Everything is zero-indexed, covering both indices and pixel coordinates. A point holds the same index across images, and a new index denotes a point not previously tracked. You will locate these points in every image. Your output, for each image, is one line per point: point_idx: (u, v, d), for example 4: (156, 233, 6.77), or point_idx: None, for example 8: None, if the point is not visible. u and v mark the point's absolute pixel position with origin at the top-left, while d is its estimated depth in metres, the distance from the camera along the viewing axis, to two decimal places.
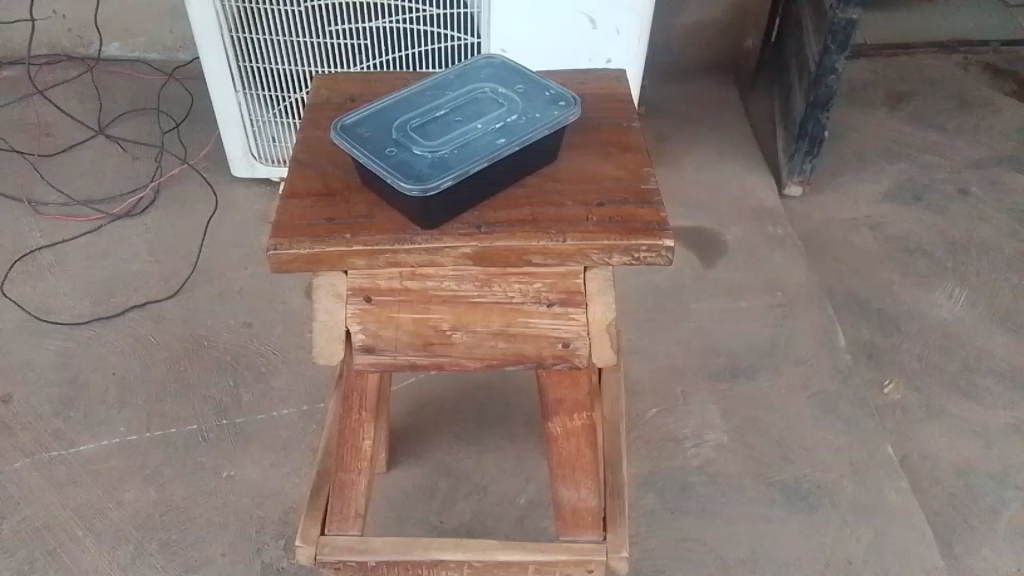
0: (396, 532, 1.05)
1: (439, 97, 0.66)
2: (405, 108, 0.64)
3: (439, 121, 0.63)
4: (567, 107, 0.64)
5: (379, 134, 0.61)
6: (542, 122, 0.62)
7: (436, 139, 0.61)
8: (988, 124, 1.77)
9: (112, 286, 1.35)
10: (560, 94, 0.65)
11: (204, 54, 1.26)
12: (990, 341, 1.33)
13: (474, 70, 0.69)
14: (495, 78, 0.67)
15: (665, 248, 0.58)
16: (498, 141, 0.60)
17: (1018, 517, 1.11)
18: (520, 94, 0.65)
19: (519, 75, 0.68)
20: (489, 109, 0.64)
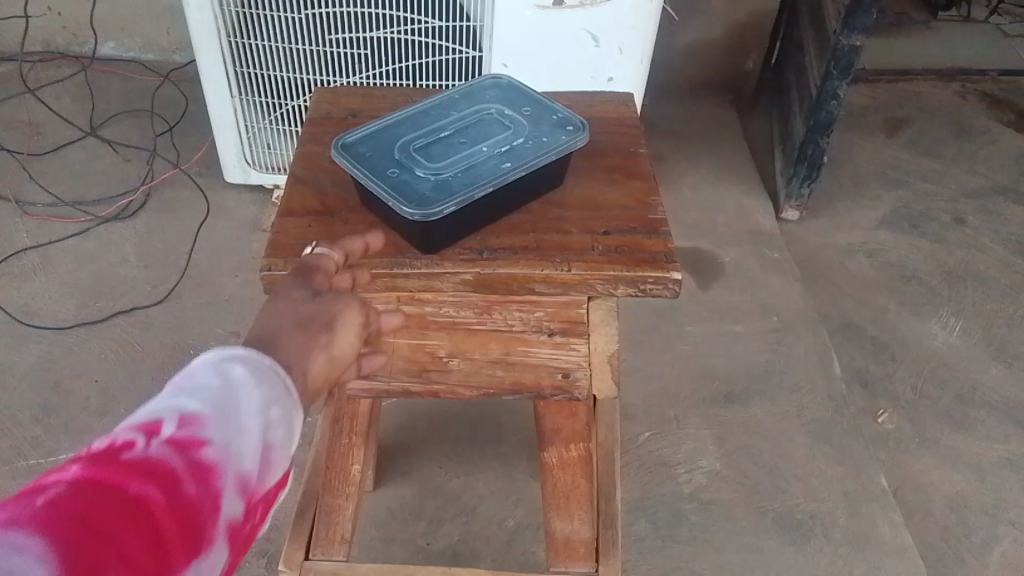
0: (382, 553, 1.03)
1: (444, 116, 0.64)
2: (408, 126, 0.63)
3: (442, 142, 0.61)
4: (575, 132, 0.62)
5: (380, 153, 0.60)
6: (549, 147, 0.60)
7: (439, 161, 0.59)
8: (986, 153, 1.78)
9: (98, 290, 1.32)
10: (567, 119, 0.64)
11: (201, 59, 1.24)
12: (985, 372, 1.33)
13: (480, 90, 0.67)
14: (500, 100, 0.66)
15: (673, 280, 0.57)
16: (503, 165, 0.58)
17: (1011, 554, 1.09)
18: (526, 117, 0.64)
19: (525, 97, 0.66)
20: (495, 132, 0.62)
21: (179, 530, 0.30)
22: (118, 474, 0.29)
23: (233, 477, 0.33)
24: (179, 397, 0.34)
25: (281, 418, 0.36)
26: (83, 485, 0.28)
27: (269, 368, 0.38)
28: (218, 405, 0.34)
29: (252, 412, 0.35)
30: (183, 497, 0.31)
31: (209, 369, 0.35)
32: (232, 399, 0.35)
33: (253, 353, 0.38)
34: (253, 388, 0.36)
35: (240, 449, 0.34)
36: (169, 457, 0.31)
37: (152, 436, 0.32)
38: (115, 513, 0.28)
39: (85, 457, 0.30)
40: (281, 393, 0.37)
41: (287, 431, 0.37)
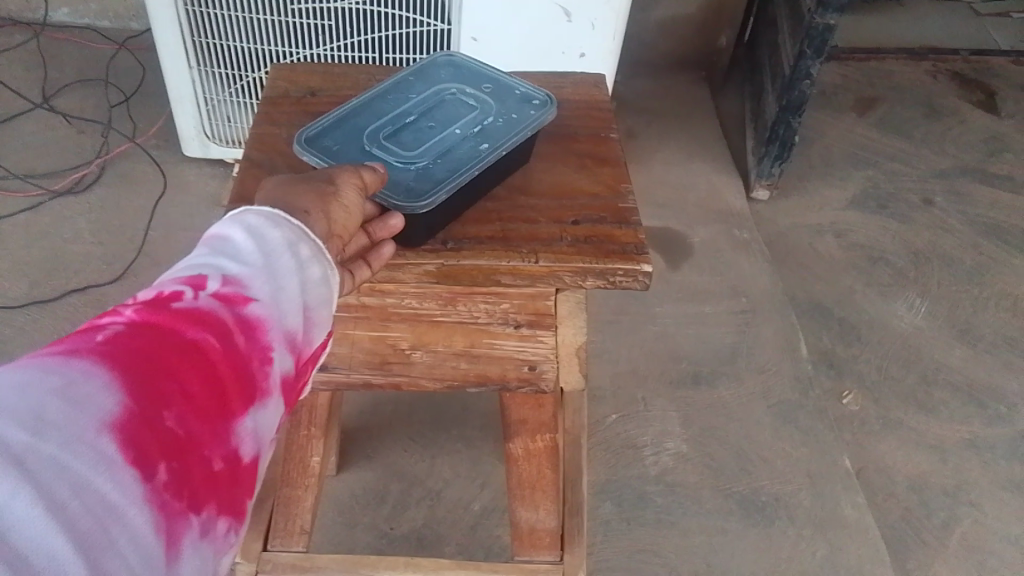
0: (344, 539, 1.01)
1: (404, 100, 0.62)
2: (370, 115, 0.60)
3: (410, 128, 0.59)
4: (542, 106, 0.61)
5: (349, 146, 0.57)
6: (523, 124, 0.59)
7: (414, 150, 0.57)
8: (954, 134, 1.78)
9: (51, 267, 1.28)
10: (530, 91, 0.62)
11: (157, 27, 1.19)
12: (949, 353, 1.34)
13: (434, 69, 0.65)
14: (457, 78, 0.64)
15: (643, 273, 0.55)
16: (481, 146, 0.57)
17: (970, 534, 1.11)
18: (489, 94, 0.62)
19: (481, 72, 0.64)
20: (461, 113, 0.60)
21: (231, 373, 0.35)
22: (173, 320, 0.34)
23: (276, 330, 0.38)
24: (219, 258, 0.39)
25: (309, 280, 0.42)
26: (144, 329, 0.33)
27: (297, 228, 0.43)
28: (255, 268, 0.39)
29: (285, 274, 0.40)
30: (234, 346, 0.36)
31: (242, 236, 0.40)
32: (267, 263, 0.40)
33: (283, 216, 0.43)
34: (286, 254, 0.41)
35: (279, 303, 0.39)
36: (218, 310, 0.36)
37: (200, 290, 0.36)
38: (176, 352, 0.33)
39: (144, 305, 0.35)
40: (309, 255, 0.42)
41: (313, 288, 0.42)
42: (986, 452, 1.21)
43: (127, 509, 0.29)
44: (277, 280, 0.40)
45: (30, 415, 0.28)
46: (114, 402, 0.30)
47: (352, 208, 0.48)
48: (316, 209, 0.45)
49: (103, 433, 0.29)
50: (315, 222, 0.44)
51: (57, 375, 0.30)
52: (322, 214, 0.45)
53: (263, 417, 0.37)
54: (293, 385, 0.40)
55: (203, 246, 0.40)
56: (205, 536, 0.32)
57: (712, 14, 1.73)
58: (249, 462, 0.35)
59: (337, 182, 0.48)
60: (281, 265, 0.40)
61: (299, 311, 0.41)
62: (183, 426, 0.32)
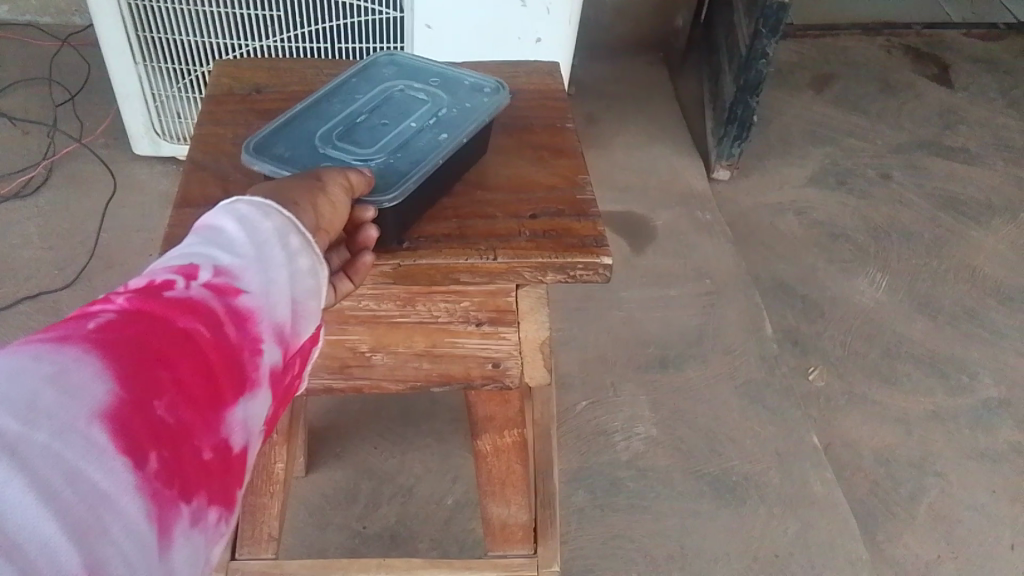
0: (316, 540, 1.00)
1: (349, 101, 0.60)
2: (317, 118, 0.58)
3: (363, 127, 0.57)
4: (494, 93, 0.60)
5: (301, 150, 0.55)
6: (479, 111, 0.58)
7: (371, 146, 0.55)
8: (910, 108, 1.80)
9: (0, 274, 1.24)
10: (479, 79, 0.62)
11: (98, 22, 1.15)
12: (911, 326, 1.35)
13: (374, 68, 0.63)
14: (400, 75, 0.62)
15: (603, 266, 0.54)
16: (441, 136, 0.56)
17: (937, 504, 1.13)
18: (437, 86, 0.61)
19: (423, 66, 0.63)
20: (412, 106, 0.59)
21: (223, 363, 0.34)
22: (165, 308, 0.33)
23: (267, 321, 0.37)
24: (211, 246, 0.37)
25: (300, 270, 0.41)
26: (136, 316, 0.32)
27: (288, 218, 0.41)
28: (247, 257, 0.38)
29: (277, 264, 0.39)
30: (226, 336, 0.35)
31: (234, 224, 0.39)
32: (261, 253, 0.39)
33: (275, 206, 0.42)
34: (276, 243, 0.40)
35: (271, 293, 0.38)
36: (209, 300, 0.35)
37: (192, 279, 0.35)
38: (169, 341, 0.32)
39: (136, 293, 0.33)
40: (299, 245, 0.41)
41: (303, 279, 0.41)
42: (948, 422, 1.23)
43: (117, 498, 0.28)
44: (269, 270, 0.38)
45: (20, 405, 0.27)
46: (106, 391, 0.29)
47: (339, 205, 0.46)
48: (305, 201, 0.44)
49: (95, 422, 0.28)
50: (303, 214, 0.43)
51: (48, 362, 0.29)
52: (310, 207, 0.43)
53: (253, 407, 0.36)
54: (283, 376, 0.39)
55: (195, 234, 0.39)
56: (197, 525, 0.31)
57: None
58: (240, 452, 0.34)
59: (325, 178, 0.46)
60: (273, 254, 0.39)
61: (290, 302, 0.39)
62: (175, 415, 0.31)
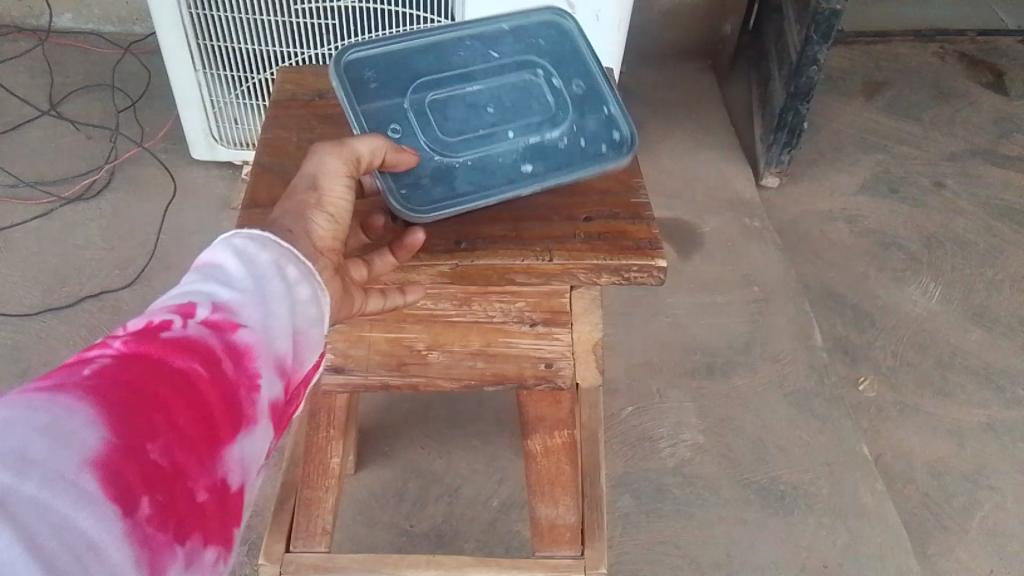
0: (364, 537, 1.02)
1: (477, 58, 0.61)
2: (432, 63, 0.61)
3: (463, 102, 0.59)
4: (617, 150, 0.59)
5: (390, 89, 0.59)
6: (585, 160, 0.58)
7: (453, 134, 0.58)
8: (964, 116, 1.76)
9: (65, 274, 1.29)
10: (619, 114, 0.61)
11: (161, 31, 1.19)
12: (965, 337, 1.33)
13: (530, 32, 0.64)
14: (548, 57, 0.63)
15: (658, 269, 0.56)
16: (521, 167, 0.57)
17: (991, 518, 1.11)
18: (574, 96, 0.61)
19: (577, 60, 0.63)
20: (528, 106, 0.60)
21: (220, 400, 0.36)
22: (162, 349, 0.35)
23: (265, 356, 0.39)
24: (210, 285, 0.40)
25: (300, 301, 0.43)
26: (132, 360, 0.34)
27: (286, 249, 0.44)
28: (246, 292, 0.40)
29: (276, 299, 0.41)
30: (222, 373, 0.36)
31: (233, 258, 0.42)
32: (259, 289, 0.41)
33: (273, 237, 0.45)
34: (277, 277, 0.42)
35: (271, 328, 0.40)
36: (208, 338, 0.37)
37: (190, 318, 0.37)
38: (163, 383, 0.34)
39: (132, 337, 0.35)
40: (299, 274, 0.44)
41: (305, 311, 0.43)
42: (1004, 436, 1.20)
43: (106, 545, 0.28)
44: (268, 306, 0.41)
45: (13, 455, 0.28)
46: (97, 437, 0.30)
47: (341, 209, 0.49)
48: (297, 227, 0.47)
49: (85, 470, 0.29)
50: (298, 242, 0.46)
51: (41, 412, 0.30)
52: (304, 234, 0.47)
53: (251, 443, 0.37)
54: (286, 411, 0.41)
55: (196, 271, 0.41)
56: (190, 566, 0.32)
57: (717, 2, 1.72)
58: (237, 491, 0.36)
59: (320, 186, 0.49)
60: (272, 289, 0.42)
61: (292, 336, 0.42)
62: (168, 457, 0.32)
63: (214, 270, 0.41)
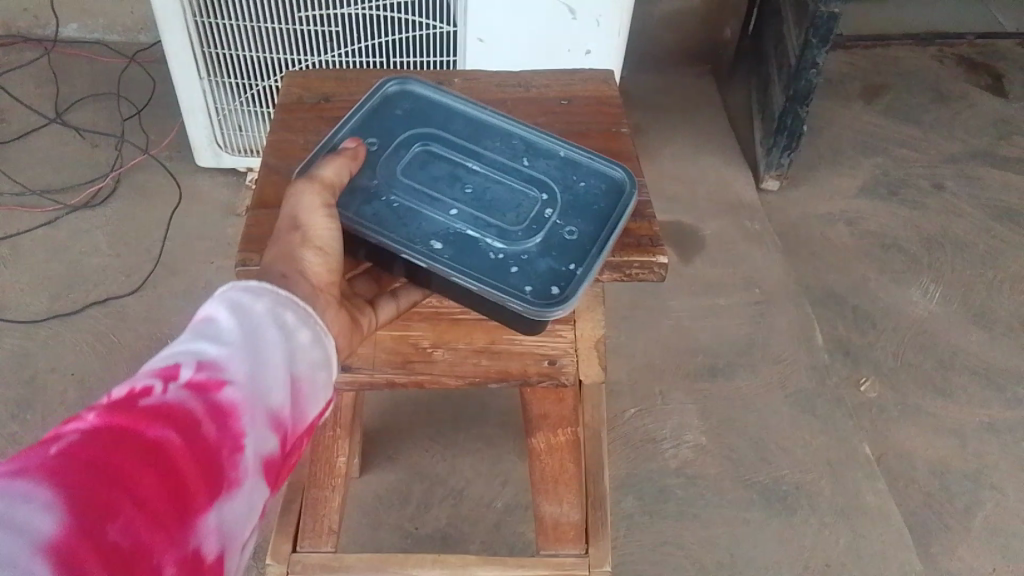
0: (369, 539, 1.03)
1: (506, 155, 0.64)
2: (466, 132, 0.65)
3: (452, 168, 0.62)
4: (540, 296, 0.54)
5: (410, 118, 0.65)
6: (503, 284, 0.55)
7: (413, 176, 0.61)
8: (964, 118, 1.77)
9: (71, 280, 1.30)
10: (580, 278, 0.55)
11: (166, 42, 1.20)
12: (966, 338, 1.34)
13: (583, 174, 0.63)
14: (571, 197, 0.61)
15: (659, 264, 0.61)
16: (435, 244, 0.57)
17: (993, 518, 1.11)
18: (557, 239, 0.58)
19: (597, 220, 0.60)
20: (504, 207, 0.60)
21: (195, 467, 0.34)
22: (136, 418, 0.34)
23: (250, 414, 0.38)
24: (198, 345, 0.39)
25: (294, 353, 0.43)
26: (103, 431, 0.33)
27: (284, 297, 0.45)
28: (233, 349, 0.40)
29: (265, 351, 0.41)
30: (201, 437, 0.35)
31: (224, 315, 0.41)
32: (246, 346, 0.40)
33: (273, 286, 0.46)
34: (267, 328, 0.42)
35: (259, 382, 0.40)
36: (188, 400, 0.36)
37: (172, 382, 0.37)
38: (132, 454, 0.32)
39: (108, 406, 0.34)
40: (298, 318, 0.45)
41: (297, 360, 0.43)
42: (1005, 435, 1.21)
43: None
44: (256, 360, 0.40)
45: None
46: (52, 521, 0.28)
47: (329, 239, 0.52)
48: (290, 269, 0.49)
49: (36, 557, 0.27)
50: (296, 283, 0.48)
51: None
52: (299, 273, 0.49)
53: (232, 508, 0.36)
54: (280, 465, 0.40)
55: (189, 330, 0.41)
56: None
57: (717, 7, 1.73)
58: (214, 561, 0.34)
59: (303, 221, 0.52)
60: (261, 342, 0.42)
61: (282, 388, 0.41)
62: (131, 536, 0.30)
63: (204, 329, 0.40)
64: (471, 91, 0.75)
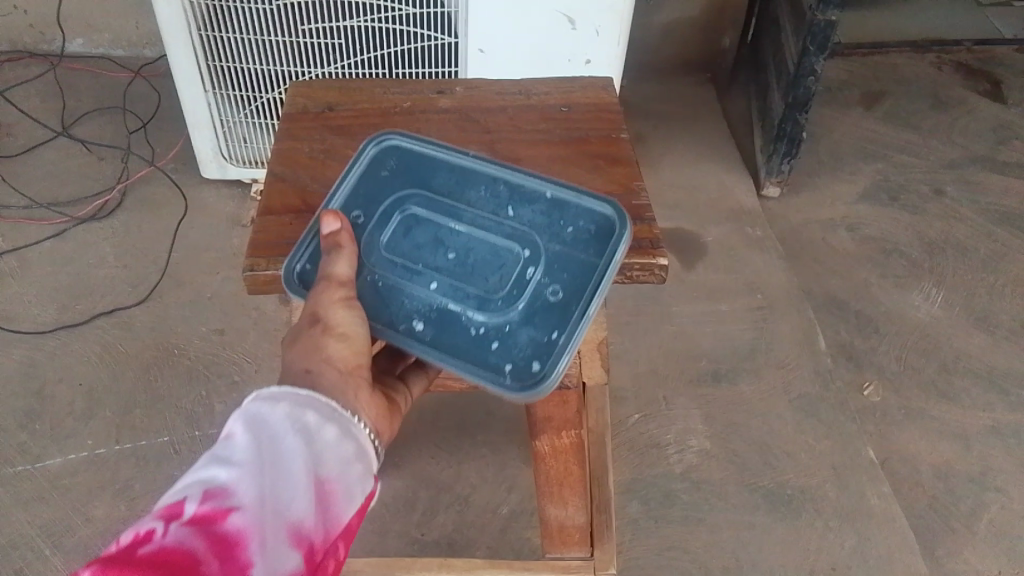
0: (375, 545, 1.03)
1: (491, 207, 0.63)
2: (450, 186, 0.65)
3: (435, 231, 0.62)
4: (516, 375, 0.56)
5: (394, 180, 0.66)
6: (484, 365, 0.57)
7: (396, 248, 0.62)
8: (962, 124, 1.78)
9: (78, 292, 1.32)
10: (559, 350, 0.55)
11: (172, 53, 1.22)
12: (969, 341, 1.34)
13: (570, 216, 0.62)
14: (557, 247, 0.60)
15: (659, 266, 0.62)
16: (417, 326, 0.59)
17: (998, 520, 1.11)
18: (540, 303, 0.58)
19: (582, 272, 0.59)
20: (486, 271, 0.60)
21: None
22: (139, 562, 0.33)
23: (263, 539, 0.38)
24: (211, 472, 0.40)
25: (315, 459, 0.44)
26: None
27: (306, 397, 0.47)
28: (245, 471, 0.40)
29: (280, 467, 0.42)
30: (207, 571, 0.35)
31: (240, 433, 0.42)
32: (259, 465, 0.41)
33: (296, 388, 0.48)
34: (287, 435, 0.44)
35: (274, 498, 0.40)
36: (194, 535, 0.36)
37: (181, 515, 0.37)
38: None
39: (114, 552, 0.34)
40: (321, 419, 0.46)
41: (322, 461, 0.44)
42: (1009, 438, 1.21)
43: None
44: (270, 478, 0.41)
45: None
46: None
47: (352, 327, 0.55)
48: (316, 361, 0.51)
49: None
50: (322, 375, 0.50)
51: None
52: (324, 363, 0.51)
53: None
54: None
55: (205, 456, 0.41)
56: None
57: (716, 16, 1.74)
58: None
59: (323, 315, 0.54)
60: (278, 452, 0.43)
61: (304, 497, 0.42)
62: None
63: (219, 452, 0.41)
64: (473, 98, 0.77)
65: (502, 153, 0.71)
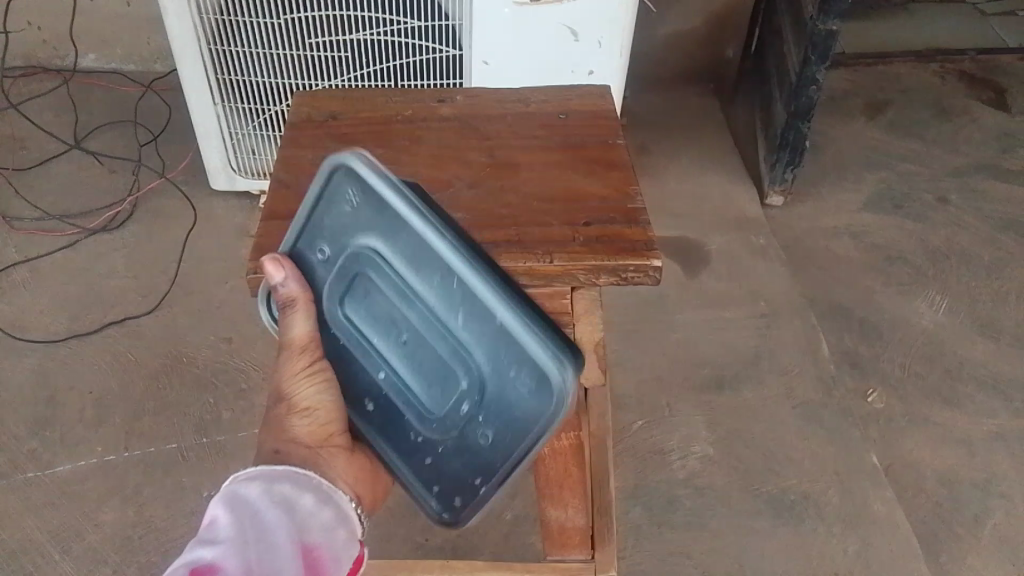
0: (380, 550, 1.04)
1: (444, 306, 0.54)
2: (408, 263, 0.56)
3: (390, 311, 0.57)
4: (439, 498, 0.57)
5: (364, 229, 0.58)
6: (418, 478, 0.58)
7: (358, 321, 0.59)
8: (966, 132, 1.79)
9: (89, 301, 1.34)
10: (474, 505, 0.55)
11: (182, 67, 1.24)
12: (973, 348, 1.34)
13: (517, 360, 0.52)
14: (496, 386, 0.54)
15: (653, 268, 0.63)
16: (368, 406, 0.60)
17: (1003, 526, 1.11)
18: (471, 441, 0.55)
19: (513, 430, 0.54)
20: (433, 378, 0.56)
21: None
22: None
23: None
24: (199, 551, 0.44)
25: (296, 526, 0.49)
26: None
27: (284, 471, 0.53)
28: (230, 546, 0.45)
29: (265, 535, 0.46)
30: None
31: (223, 511, 0.47)
32: (242, 538, 0.45)
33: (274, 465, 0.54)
34: (268, 506, 0.49)
35: (267, 561, 0.45)
36: None
37: None
38: None
39: None
40: (296, 490, 0.52)
41: (306, 528, 0.50)
42: (1013, 444, 1.21)
43: None
44: (255, 547, 0.45)
45: None
46: None
47: (318, 399, 0.58)
48: (282, 444, 0.57)
49: None
50: (288, 454, 0.56)
51: None
52: (290, 443, 0.57)
53: None
54: None
55: (194, 538, 0.46)
56: None
57: (719, 27, 1.76)
58: None
59: (288, 393, 0.58)
60: (265, 523, 0.47)
61: (294, 559, 0.46)
62: None
63: (206, 533, 0.45)
64: (472, 107, 0.78)
65: (501, 158, 0.72)
